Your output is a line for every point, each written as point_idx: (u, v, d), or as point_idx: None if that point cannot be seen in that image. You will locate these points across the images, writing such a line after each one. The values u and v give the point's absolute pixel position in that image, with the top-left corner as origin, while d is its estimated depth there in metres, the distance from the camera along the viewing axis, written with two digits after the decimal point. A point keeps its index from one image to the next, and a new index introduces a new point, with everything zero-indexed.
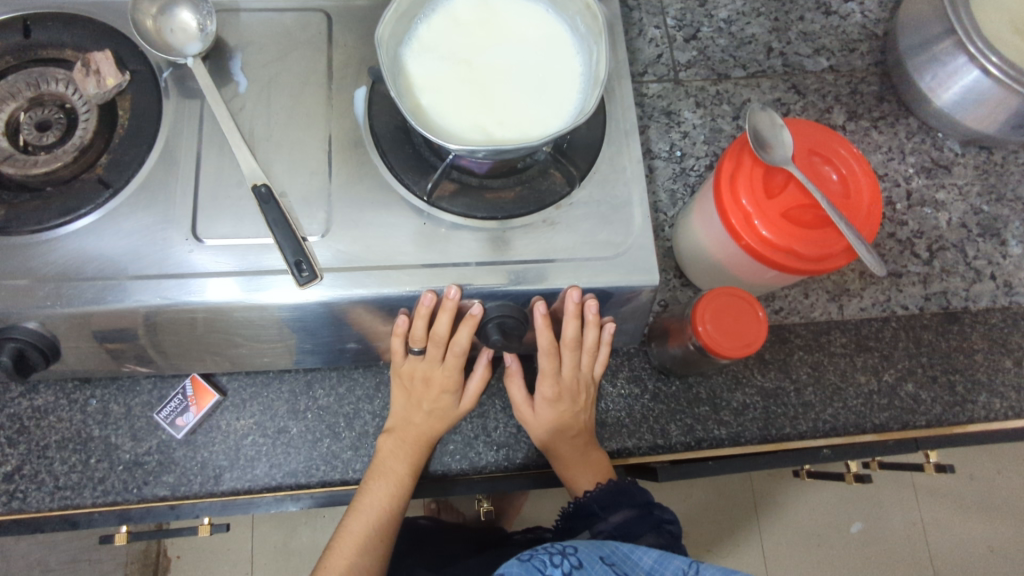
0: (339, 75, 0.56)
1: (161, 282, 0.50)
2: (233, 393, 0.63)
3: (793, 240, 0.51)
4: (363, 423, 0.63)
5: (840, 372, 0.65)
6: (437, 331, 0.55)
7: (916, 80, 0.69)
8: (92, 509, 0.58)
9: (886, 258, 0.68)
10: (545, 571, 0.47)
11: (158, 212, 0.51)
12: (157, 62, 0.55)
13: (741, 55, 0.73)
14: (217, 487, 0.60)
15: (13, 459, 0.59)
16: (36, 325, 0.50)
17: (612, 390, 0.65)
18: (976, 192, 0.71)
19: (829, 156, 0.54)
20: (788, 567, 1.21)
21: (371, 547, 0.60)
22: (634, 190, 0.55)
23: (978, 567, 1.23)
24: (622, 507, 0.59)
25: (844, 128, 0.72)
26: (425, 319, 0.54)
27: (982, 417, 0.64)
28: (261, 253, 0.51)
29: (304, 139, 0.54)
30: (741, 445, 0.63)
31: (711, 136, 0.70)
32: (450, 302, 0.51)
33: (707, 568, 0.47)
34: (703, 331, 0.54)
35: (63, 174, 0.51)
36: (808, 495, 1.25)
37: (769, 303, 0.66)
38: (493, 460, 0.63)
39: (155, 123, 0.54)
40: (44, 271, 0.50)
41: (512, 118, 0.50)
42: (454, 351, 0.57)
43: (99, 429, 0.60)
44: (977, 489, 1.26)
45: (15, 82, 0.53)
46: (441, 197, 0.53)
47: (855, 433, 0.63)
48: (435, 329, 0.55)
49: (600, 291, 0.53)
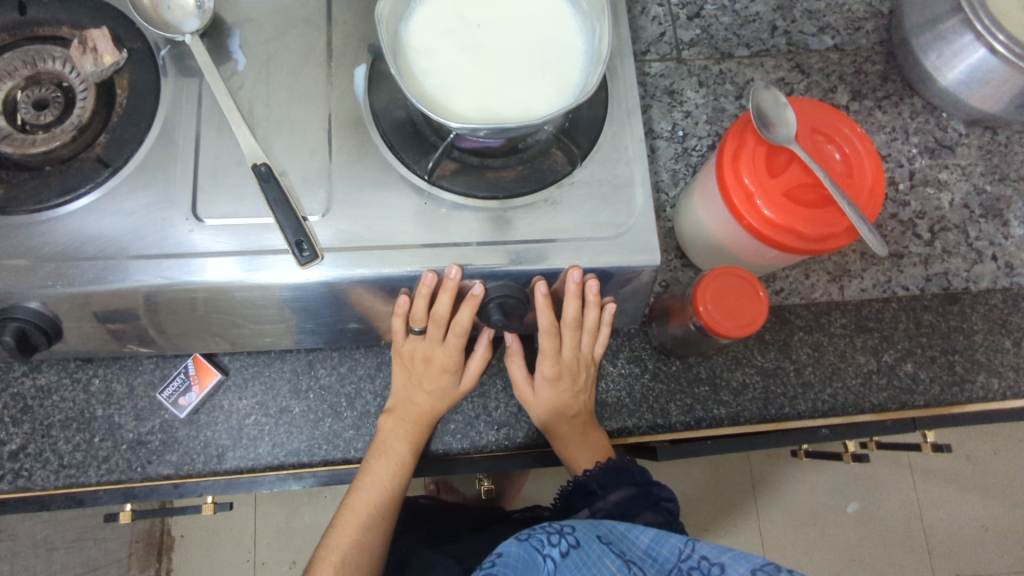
0: (339, 54, 0.56)
1: (162, 262, 0.50)
2: (235, 372, 0.63)
3: (795, 219, 0.51)
4: (365, 402, 0.63)
5: (840, 353, 0.65)
6: (438, 310, 0.55)
7: (921, 58, 0.68)
8: (96, 488, 0.59)
9: (888, 238, 0.68)
10: (542, 551, 0.47)
11: (158, 191, 0.51)
12: (155, 40, 0.55)
13: (745, 33, 0.72)
14: (221, 466, 0.60)
15: (18, 438, 0.59)
16: (38, 305, 0.50)
17: (613, 370, 0.65)
18: (980, 172, 0.70)
19: (832, 135, 0.53)
20: (784, 545, 1.23)
21: (373, 525, 0.60)
22: (636, 170, 0.55)
23: (972, 545, 1.25)
24: (620, 485, 0.59)
25: (848, 108, 0.71)
26: (425, 299, 0.54)
27: (980, 396, 0.64)
28: (262, 232, 0.51)
29: (303, 118, 0.54)
30: (740, 424, 0.63)
31: (714, 116, 0.70)
32: (451, 282, 0.51)
33: (704, 546, 0.46)
34: (703, 311, 0.54)
35: (62, 153, 0.51)
36: (806, 475, 1.26)
37: (770, 284, 0.66)
38: (494, 440, 0.63)
39: (154, 102, 0.53)
40: (44, 250, 0.50)
41: (513, 97, 0.49)
42: (455, 332, 0.57)
43: (102, 408, 0.61)
44: (972, 469, 1.27)
45: (12, 60, 0.52)
46: (442, 176, 0.53)
47: (853, 413, 0.64)
48: (436, 308, 0.54)
49: (601, 272, 0.53)
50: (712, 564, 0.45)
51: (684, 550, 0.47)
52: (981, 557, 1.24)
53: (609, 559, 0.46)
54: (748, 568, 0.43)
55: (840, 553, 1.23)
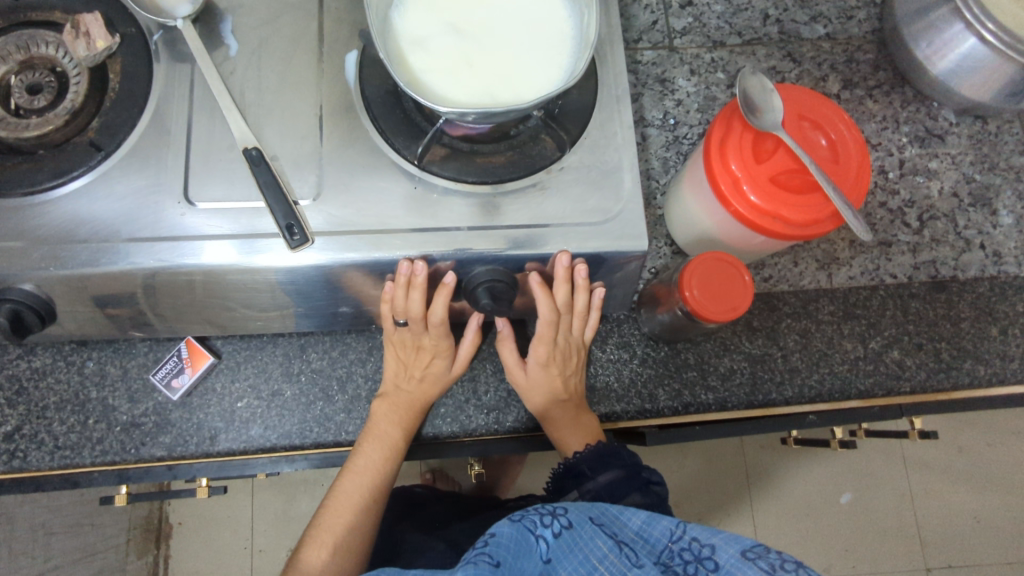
0: (330, 40, 0.56)
1: (155, 245, 0.50)
2: (228, 355, 0.64)
3: (781, 205, 0.51)
4: (356, 386, 0.64)
5: (827, 339, 0.66)
6: (411, 306, 0.56)
7: (912, 48, 0.68)
8: (91, 469, 0.60)
9: (876, 226, 0.68)
10: (535, 531, 0.47)
11: (150, 175, 0.52)
12: (148, 24, 0.55)
13: (737, 22, 0.73)
14: (214, 448, 0.61)
15: (13, 419, 0.60)
16: (32, 287, 0.51)
17: (602, 356, 0.66)
18: (969, 161, 0.71)
19: (819, 121, 0.54)
20: (777, 535, 1.24)
21: (365, 506, 0.61)
22: (625, 156, 0.55)
23: (963, 535, 1.26)
24: (609, 467, 0.60)
25: (839, 96, 0.72)
26: (403, 289, 0.54)
27: (966, 383, 0.65)
28: (254, 216, 0.51)
29: (294, 103, 0.54)
30: (727, 410, 0.64)
31: (705, 104, 0.70)
32: (417, 278, 0.53)
33: (695, 528, 0.47)
34: (690, 296, 0.55)
35: (55, 137, 0.51)
36: (798, 465, 1.27)
37: (759, 271, 0.67)
38: (484, 424, 0.64)
39: (146, 88, 0.54)
40: (38, 233, 0.50)
41: (503, 83, 0.50)
42: (432, 324, 0.58)
43: (97, 390, 0.62)
44: (965, 459, 1.28)
45: (5, 45, 0.53)
46: (431, 161, 0.53)
47: (840, 399, 0.65)
48: (411, 301, 0.56)
49: (590, 256, 0.54)
50: (703, 545, 0.46)
51: (675, 531, 0.47)
52: (973, 547, 1.25)
53: (601, 539, 0.46)
54: (739, 550, 0.44)
55: (832, 542, 1.24)
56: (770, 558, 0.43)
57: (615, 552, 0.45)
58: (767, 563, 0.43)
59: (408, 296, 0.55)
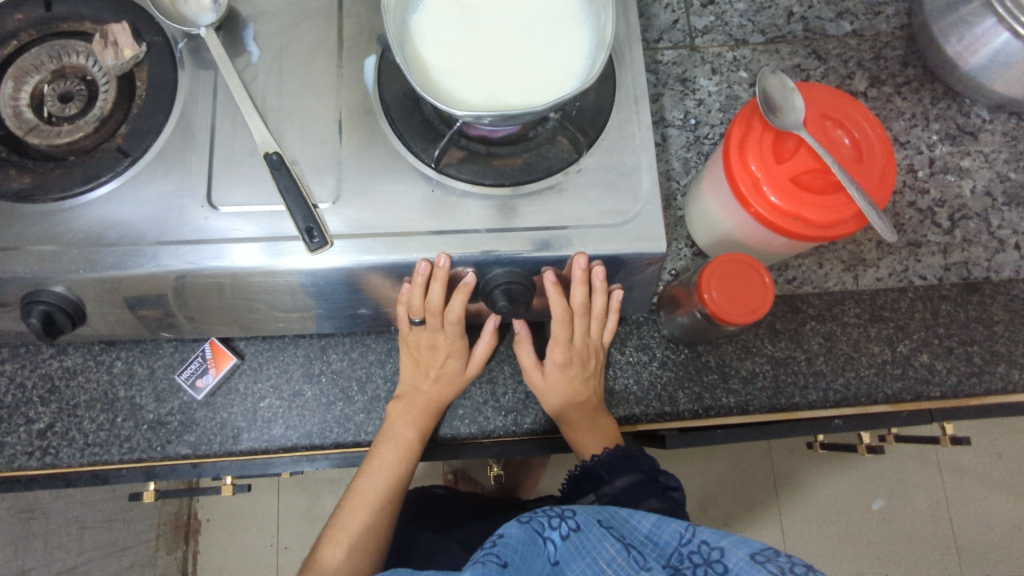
0: (350, 45, 0.57)
1: (181, 247, 0.51)
2: (251, 356, 0.65)
3: (802, 205, 0.50)
4: (375, 386, 0.65)
5: (853, 342, 0.64)
6: (431, 302, 0.56)
7: (942, 43, 0.66)
8: (119, 466, 0.61)
9: (905, 227, 0.66)
10: (543, 534, 0.46)
11: (175, 179, 0.53)
12: (173, 33, 0.56)
13: (760, 20, 0.72)
14: (236, 446, 0.62)
15: (46, 416, 0.62)
16: (64, 289, 0.52)
17: (621, 358, 0.65)
18: (1003, 159, 0.69)
19: (841, 119, 0.52)
20: (807, 542, 1.21)
21: (382, 507, 0.62)
22: (643, 158, 0.54)
23: (1006, 544, 1.21)
24: (627, 471, 0.60)
25: (866, 94, 0.70)
26: (420, 288, 0.55)
27: (999, 388, 0.63)
28: (276, 219, 0.52)
29: (314, 108, 0.55)
30: (749, 414, 0.63)
31: (727, 104, 0.69)
32: (440, 271, 0.52)
33: (704, 531, 0.46)
34: (708, 299, 0.54)
35: (85, 144, 0.53)
36: (828, 470, 1.24)
37: (782, 273, 0.66)
38: (501, 425, 0.64)
39: (171, 95, 0.55)
40: (68, 237, 0.52)
41: (517, 85, 0.50)
42: (449, 322, 0.58)
43: (125, 389, 0.63)
44: (1005, 466, 1.24)
45: (39, 55, 0.55)
46: (449, 164, 0.53)
47: (866, 403, 0.63)
48: (430, 299, 0.56)
49: (608, 258, 0.53)
50: (712, 548, 0.45)
51: (684, 535, 0.47)
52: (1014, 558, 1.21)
53: (609, 543, 0.45)
54: (747, 553, 0.43)
55: (864, 550, 1.21)
56: (780, 561, 0.42)
57: (623, 555, 0.45)
58: (777, 566, 0.42)
59: (426, 293, 0.55)
